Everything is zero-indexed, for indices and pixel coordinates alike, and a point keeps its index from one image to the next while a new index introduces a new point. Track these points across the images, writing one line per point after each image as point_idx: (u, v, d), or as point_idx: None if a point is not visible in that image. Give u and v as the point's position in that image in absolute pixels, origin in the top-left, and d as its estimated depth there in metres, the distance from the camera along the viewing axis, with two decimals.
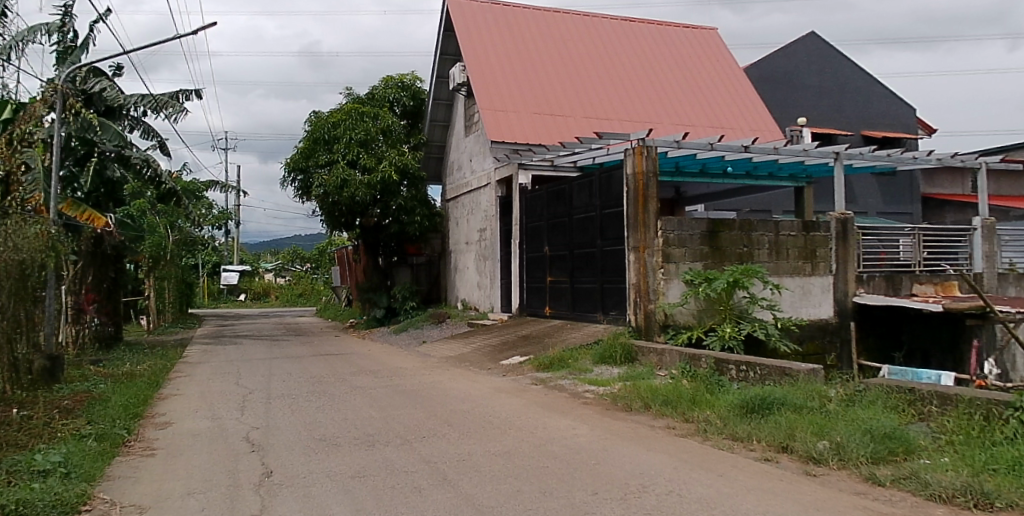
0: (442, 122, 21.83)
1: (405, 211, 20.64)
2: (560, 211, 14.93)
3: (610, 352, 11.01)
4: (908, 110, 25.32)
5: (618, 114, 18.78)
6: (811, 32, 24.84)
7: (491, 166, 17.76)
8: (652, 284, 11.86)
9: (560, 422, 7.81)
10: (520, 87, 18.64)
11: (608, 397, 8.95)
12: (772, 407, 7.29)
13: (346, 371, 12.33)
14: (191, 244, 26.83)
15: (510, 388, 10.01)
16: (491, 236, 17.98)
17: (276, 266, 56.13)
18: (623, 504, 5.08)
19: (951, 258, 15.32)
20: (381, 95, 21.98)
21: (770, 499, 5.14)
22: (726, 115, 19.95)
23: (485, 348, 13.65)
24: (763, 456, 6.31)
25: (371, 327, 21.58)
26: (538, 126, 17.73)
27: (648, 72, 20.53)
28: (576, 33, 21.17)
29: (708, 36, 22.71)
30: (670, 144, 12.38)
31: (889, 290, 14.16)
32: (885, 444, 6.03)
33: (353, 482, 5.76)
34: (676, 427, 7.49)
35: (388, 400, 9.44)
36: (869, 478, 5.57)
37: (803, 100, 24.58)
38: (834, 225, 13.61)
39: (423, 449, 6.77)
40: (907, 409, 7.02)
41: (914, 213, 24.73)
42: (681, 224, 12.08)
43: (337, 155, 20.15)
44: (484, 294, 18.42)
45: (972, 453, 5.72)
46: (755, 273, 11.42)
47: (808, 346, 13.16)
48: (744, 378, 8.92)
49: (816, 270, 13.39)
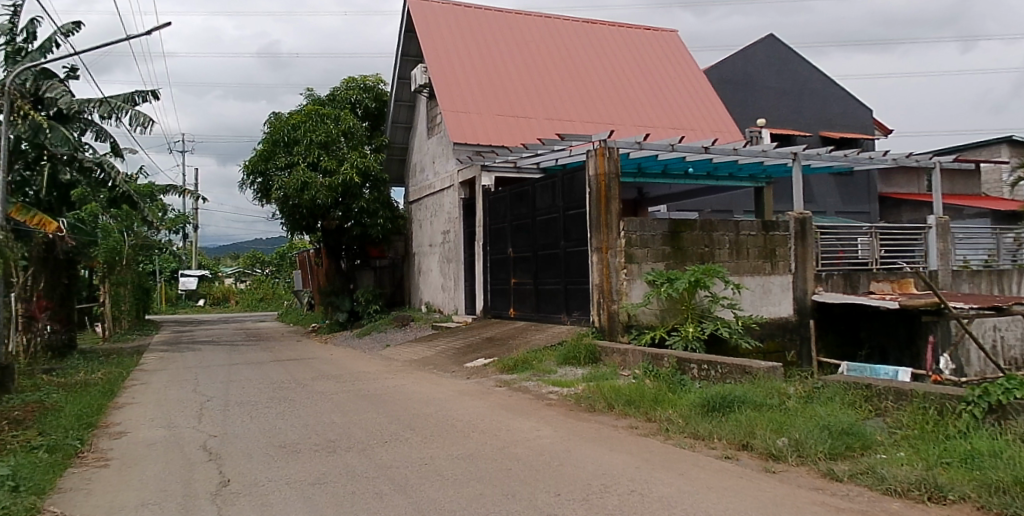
0: (404, 123, 21.69)
1: (367, 213, 20.44)
2: (523, 213, 14.92)
3: (574, 352, 11.03)
4: (863, 111, 25.85)
5: (580, 116, 18.88)
6: (769, 34, 25.15)
7: (454, 168, 17.69)
8: (615, 285, 11.89)
9: (523, 423, 7.80)
10: (482, 88, 18.62)
11: (572, 398, 8.95)
12: (732, 405, 7.34)
13: (308, 377, 12.17)
14: (148, 249, 26.29)
15: (474, 390, 9.96)
16: (455, 238, 17.90)
17: (236, 272, 55.25)
18: (585, 504, 5.07)
19: (908, 256, 15.63)
20: (342, 96, 21.85)
21: (730, 497, 5.17)
22: (687, 117, 20.14)
23: (449, 350, 13.58)
24: (723, 454, 6.35)
25: (334, 331, 21.23)
26: (500, 127, 17.74)
27: (609, 74, 20.69)
28: (537, 34, 21.22)
29: (668, 38, 22.93)
30: (631, 145, 12.44)
31: (847, 288, 14.42)
32: (843, 439, 6.11)
33: (312, 488, 5.69)
34: (638, 426, 7.51)
35: (350, 405, 9.34)
36: (827, 473, 5.63)
37: (762, 101, 24.88)
38: (793, 224, 13.80)
39: (384, 454, 6.69)
40: (865, 405, 7.15)
41: (871, 212, 25.22)
42: (643, 225, 12.16)
43: (297, 157, 19.89)
44: (449, 296, 18.31)
45: (926, 447, 5.82)
46: (717, 272, 11.55)
47: (768, 344, 13.32)
48: (706, 377, 8.99)
49: (776, 269, 13.58)
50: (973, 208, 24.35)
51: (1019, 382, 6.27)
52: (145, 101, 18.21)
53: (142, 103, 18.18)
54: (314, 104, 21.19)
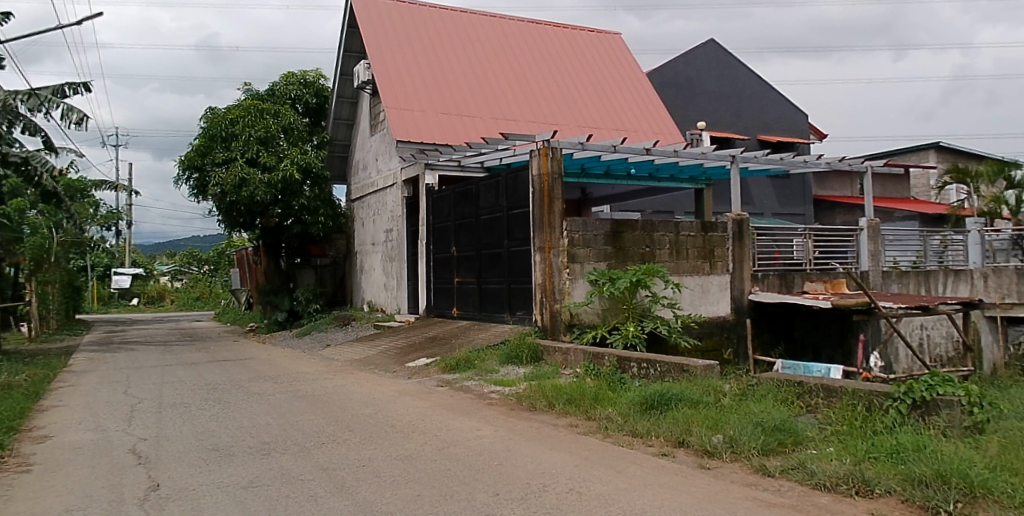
0: (347, 120, 21.41)
1: (308, 210, 20.15)
2: (467, 212, 14.89)
3: (516, 352, 11.04)
4: (799, 116, 26.70)
5: (524, 116, 18.95)
6: (710, 39, 25.63)
7: (398, 166, 17.52)
8: (558, 284, 11.95)
9: (463, 423, 7.77)
10: (427, 85, 18.50)
11: (513, 397, 8.94)
12: (670, 402, 7.44)
13: (244, 377, 11.91)
14: (79, 246, 25.29)
15: (414, 390, 9.87)
16: (398, 237, 17.74)
17: (172, 270, 53.80)
18: (522, 503, 5.07)
19: (840, 257, 16.10)
20: (281, 91, 21.47)
21: (666, 493, 5.25)
22: (630, 118, 20.42)
23: (390, 350, 13.45)
24: (660, 451, 6.44)
25: (272, 330, 20.87)
26: (445, 126, 17.64)
27: (554, 74, 20.80)
28: (482, 33, 21.15)
29: (611, 41, 23.18)
30: (575, 146, 12.53)
31: (782, 288, 14.80)
32: (775, 435, 6.26)
33: (244, 492, 5.55)
34: (579, 425, 7.56)
35: (287, 406, 9.14)
36: (760, 469, 5.76)
37: (704, 104, 25.32)
38: (731, 225, 14.14)
39: (322, 455, 6.58)
40: (796, 402, 7.35)
41: (806, 214, 25.96)
42: (586, 225, 12.24)
43: (234, 153, 19.43)
44: (391, 295, 18.13)
45: (855, 443, 6.01)
46: (657, 272, 11.72)
47: (707, 342, 13.56)
48: (645, 375, 9.11)
49: (714, 269, 13.86)
50: (902, 211, 25.25)
51: (941, 379, 6.52)
52: (76, 93, 17.52)
53: (72, 95, 17.49)
54: (252, 99, 20.72)
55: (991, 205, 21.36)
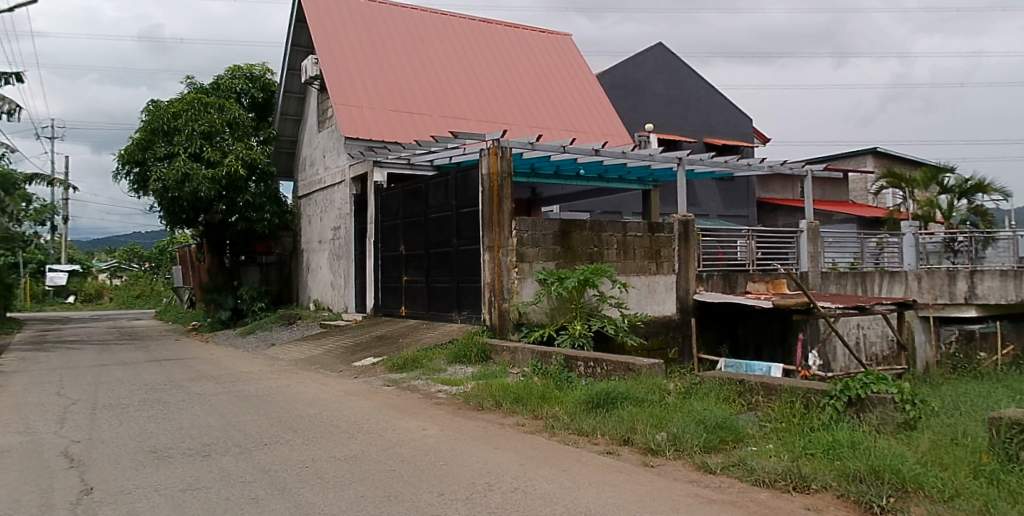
0: (294, 116, 21.10)
1: (253, 207, 19.83)
2: (415, 210, 14.81)
3: (464, 351, 11.04)
4: (744, 120, 27.37)
5: (475, 115, 18.95)
6: (658, 42, 25.97)
7: (346, 163, 17.31)
8: (507, 283, 11.98)
9: (409, 423, 7.71)
10: (376, 82, 18.33)
11: (460, 397, 8.91)
12: (616, 401, 7.54)
13: (184, 377, 11.63)
14: (11, 242, 24.30)
15: (361, 390, 9.76)
16: (345, 235, 17.52)
17: (110, 267, 52.26)
18: (466, 503, 5.06)
19: (782, 258, 16.50)
20: (227, 85, 21.04)
21: (610, 491, 5.30)
22: (579, 119, 20.59)
23: (336, 349, 13.29)
24: (605, 449, 6.51)
25: (215, 329, 20.43)
26: (394, 123, 17.53)
27: (505, 74, 20.85)
28: (432, 31, 21.06)
29: (562, 42, 23.34)
30: (524, 146, 12.57)
31: (725, 288, 15.13)
32: (716, 433, 6.39)
33: (182, 495, 5.41)
34: (525, 424, 7.59)
35: (230, 407, 8.96)
36: (701, 466, 5.87)
37: (652, 107, 25.65)
38: (677, 226, 14.39)
39: (262, 457, 6.47)
40: (738, 400, 7.50)
41: (750, 216, 26.55)
42: (535, 224, 12.31)
43: (177, 147, 18.95)
44: (338, 294, 17.95)
45: (793, 439, 6.17)
46: (605, 272, 11.85)
47: (652, 341, 13.73)
48: (592, 374, 9.20)
49: (660, 269, 14.07)
50: (841, 214, 26.03)
51: (876, 377, 6.74)
52: (6, 82, 16.85)
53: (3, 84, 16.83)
54: (195, 92, 20.25)
55: (926, 209, 22.32)
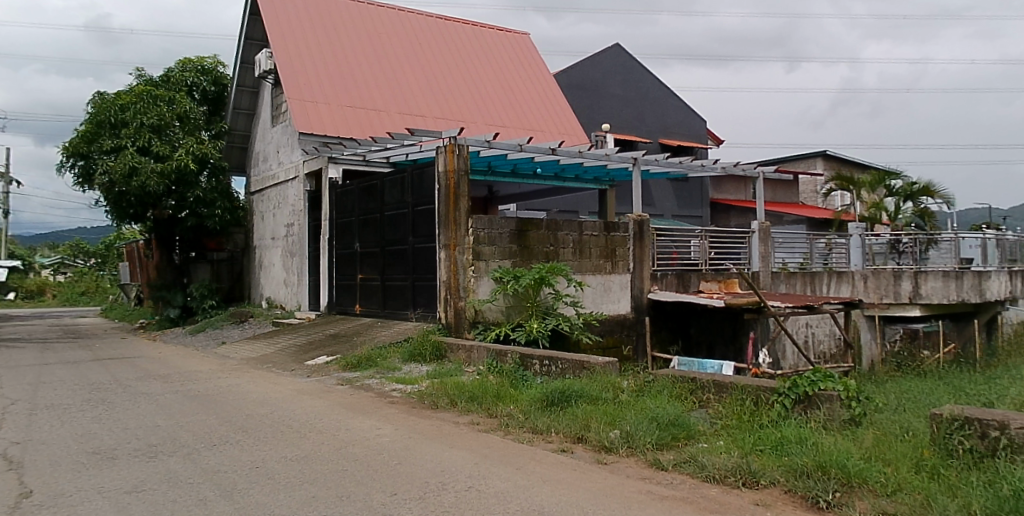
0: (247, 110, 20.71)
1: (204, 203, 19.45)
2: (371, 208, 14.67)
3: (419, 350, 10.97)
4: (698, 122, 27.79)
5: (431, 112, 18.85)
6: (616, 43, 26.14)
7: (300, 159, 17.06)
8: (463, 281, 11.94)
9: (363, 422, 7.63)
10: (332, 78, 18.11)
11: (415, 396, 8.85)
12: (570, 399, 7.58)
13: (130, 377, 11.32)
14: None
15: (313, 389, 9.62)
16: (299, 232, 17.28)
17: (53, 262, 50.70)
18: (419, 503, 5.03)
19: (734, 258, 16.78)
20: (177, 77, 20.58)
21: (564, 489, 5.32)
22: (536, 118, 20.64)
23: (289, 348, 13.09)
24: (559, 447, 6.54)
25: (164, 327, 19.96)
26: (350, 119, 17.35)
27: (462, 71, 20.79)
28: (390, 27, 20.86)
29: (519, 40, 23.35)
30: (481, 144, 12.56)
31: (679, 287, 15.34)
32: (669, 431, 6.47)
33: (126, 497, 5.27)
34: (480, 422, 7.57)
35: (178, 406, 8.74)
36: (654, 463, 5.94)
37: (609, 107, 25.84)
38: (632, 226, 14.54)
39: (211, 458, 6.33)
40: (690, 397, 7.60)
41: (704, 216, 26.95)
42: (491, 223, 12.31)
43: (124, 141, 18.44)
44: (291, 292, 17.69)
45: (743, 436, 6.28)
46: (561, 271, 11.90)
47: (607, 339, 13.83)
48: (547, 372, 9.22)
49: (616, 268, 14.20)
50: (792, 215, 26.58)
51: (822, 375, 6.91)
52: None
53: None
54: (144, 84, 19.77)
55: (873, 211, 22.73)
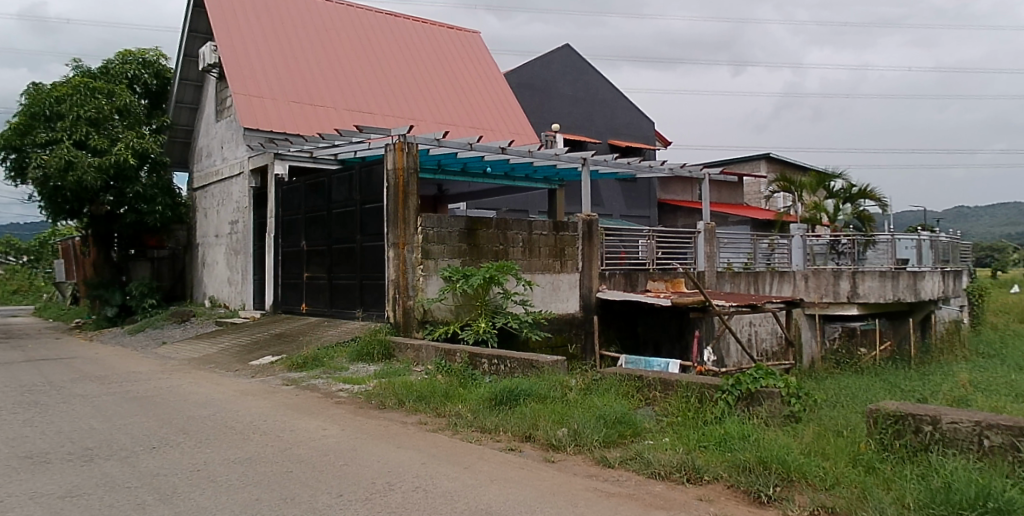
0: (190, 104, 20.21)
1: (144, 199, 18.94)
2: (318, 205, 14.46)
3: (366, 349, 10.87)
4: (646, 123, 28.21)
5: (380, 109, 18.68)
6: (566, 43, 26.29)
7: (245, 154, 16.71)
8: (411, 280, 11.87)
9: (308, 423, 7.53)
10: (279, 72, 17.81)
11: (362, 396, 8.75)
12: (518, 398, 7.61)
13: (66, 378, 10.93)
14: None
15: (257, 390, 9.46)
16: (243, 229, 16.94)
17: None
18: (366, 503, 4.99)
19: (681, 258, 17.03)
20: (117, 69, 19.98)
21: (511, 488, 5.33)
22: (486, 117, 20.65)
23: (232, 348, 12.83)
24: (507, 446, 6.55)
25: (101, 327, 19.34)
26: (297, 115, 17.08)
27: (412, 69, 20.65)
28: (339, 22, 20.59)
29: (470, 39, 23.31)
30: (430, 142, 12.51)
31: (627, 286, 15.56)
32: (615, 428, 6.54)
33: (60, 503, 5.09)
34: (428, 422, 7.54)
35: (115, 408, 8.48)
36: (600, 460, 6.00)
37: (560, 107, 25.97)
38: (581, 225, 14.66)
39: (151, 460, 6.17)
40: (636, 395, 7.68)
41: (651, 217, 27.33)
42: (441, 221, 12.27)
43: (59, 133, 17.75)
44: (235, 290, 17.32)
45: (687, 433, 6.38)
46: (510, 270, 11.93)
47: (556, 338, 13.89)
48: (496, 371, 9.22)
49: (565, 267, 14.30)
50: (736, 216, 27.13)
51: (764, 372, 7.08)
52: None
53: None
54: (82, 76, 19.12)
55: (813, 212, 23.41)
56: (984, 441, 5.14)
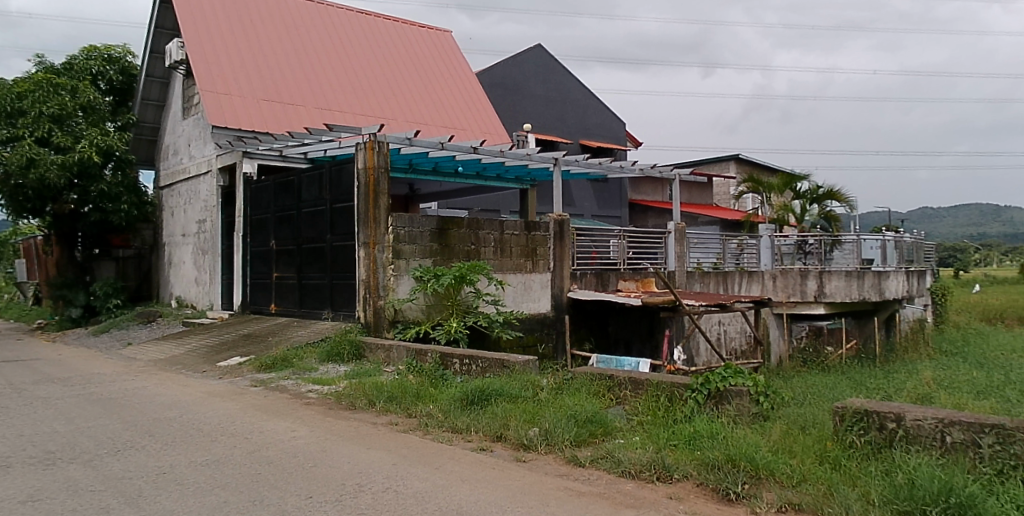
0: (156, 101, 19.90)
1: (109, 197, 18.63)
2: (287, 204, 14.31)
3: (336, 350, 10.79)
4: (617, 123, 28.39)
5: (351, 107, 18.55)
6: (538, 44, 26.33)
7: (212, 152, 16.48)
8: (382, 280, 11.80)
9: (276, 424, 7.45)
10: (247, 70, 17.59)
11: (332, 397, 8.68)
12: (490, 398, 7.60)
13: (28, 380, 10.69)
14: None
15: (226, 391, 9.34)
16: (211, 228, 16.71)
17: None
18: (335, 505, 4.96)
19: (652, 258, 17.12)
20: (81, 65, 19.62)
21: (482, 488, 5.33)
22: (458, 116, 20.61)
23: (200, 348, 12.65)
24: (478, 446, 6.54)
25: (64, 328, 18.91)
26: (266, 113, 16.90)
27: (383, 68, 20.53)
28: (309, 19, 20.40)
29: (442, 38, 23.24)
30: (401, 141, 12.45)
31: (598, 286, 15.64)
32: (586, 427, 6.57)
33: (20, 508, 4.97)
34: (399, 423, 7.50)
35: (78, 411, 8.32)
36: (571, 460, 6.01)
37: (532, 107, 26.01)
38: (553, 225, 14.70)
39: (115, 463, 6.06)
40: (607, 394, 7.71)
41: (622, 217, 27.49)
42: (412, 221, 12.22)
43: (20, 130, 17.31)
44: (203, 290, 17.09)
45: (657, 431, 6.42)
46: (481, 269, 11.92)
47: (527, 338, 13.91)
48: (467, 371, 9.20)
49: (536, 267, 14.32)
50: (706, 216, 27.38)
51: (733, 371, 7.15)
52: None
53: None
54: (45, 71, 18.71)
55: (780, 214, 23.76)
56: (946, 438, 5.24)
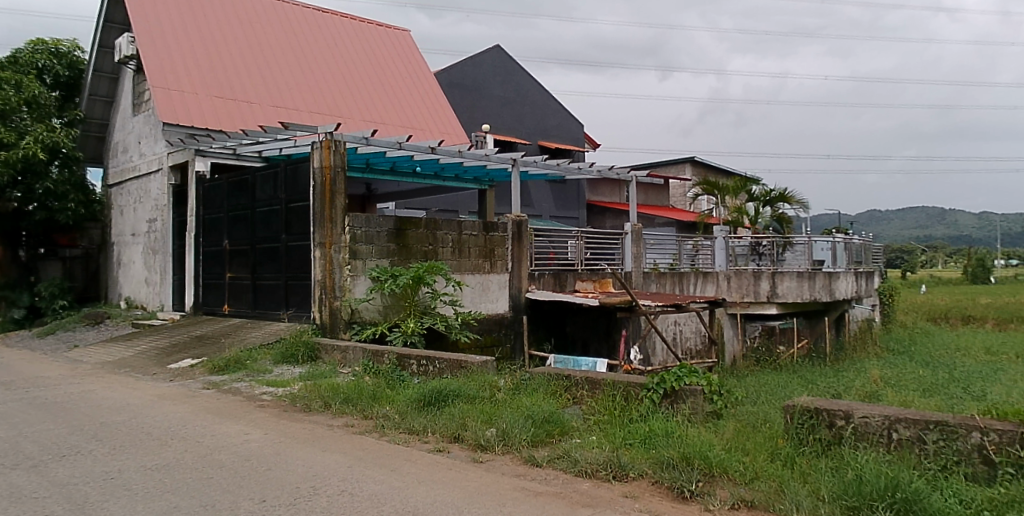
0: (105, 97, 19.40)
1: (54, 195, 18.13)
2: (242, 203, 14.07)
3: (291, 352, 10.65)
4: (575, 125, 28.55)
5: (307, 105, 18.33)
6: (496, 45, 26.30)
7: (164, 150, 16.11)
8: (338, 281, 11.69)
9: (229, 427, 7.32)
10: (200, 66, 17.25)
11: (287, 399, 8.56)
12: (447, 399, 7.57)
13: None
14: None
15: (176, 394, 9.14)
16: (162, 228, 16.33)
17: None
18: (289, 508, 4.89)
19: (609, 259, 17.28)
20: (26, 59, 19.12)
21: (439, 489, 5.31)
22: (416, 116, 20.51)
23: (149, 350, 12.36)
24: (435, 447, 6.51)
25: (6, 329, 18.23)
26: (219, 110, 16.59)
27: (341, 66, 20.33)
28: (264, 16, 20.10)
29: (401, 37, 23.11)
30: (359, 140, 12.34)
31: (556, 286, 15.73)
32: (543, 427, 6.59)
33: None
34: (355, 424, 7.42)
35: (21, 415, 8.05)
36: (528, 460, 6.03)
37: (490, 108, 26.00)
38: (511, 225, 14.72)
39: (61, 469, 5.88)
40: (564, 394, 7.75)
41: (580, 218, 27.65)
42: (369, 221, 12.12)
43: None
44: (153, 291, 16.71)
45: (614, 431, 6.47)
46: (438, 270, 11.88)
47: (485, 338, 13.91)
48: (424, 372, 9.15)
49: (494, 267, 14.33)
50: (662, 218, 27.69)
51: (687, 370, 7.25)
52: None
53: None
54: None
55: (734, 215, 24.14)
56: (892, 434, 5.39)
